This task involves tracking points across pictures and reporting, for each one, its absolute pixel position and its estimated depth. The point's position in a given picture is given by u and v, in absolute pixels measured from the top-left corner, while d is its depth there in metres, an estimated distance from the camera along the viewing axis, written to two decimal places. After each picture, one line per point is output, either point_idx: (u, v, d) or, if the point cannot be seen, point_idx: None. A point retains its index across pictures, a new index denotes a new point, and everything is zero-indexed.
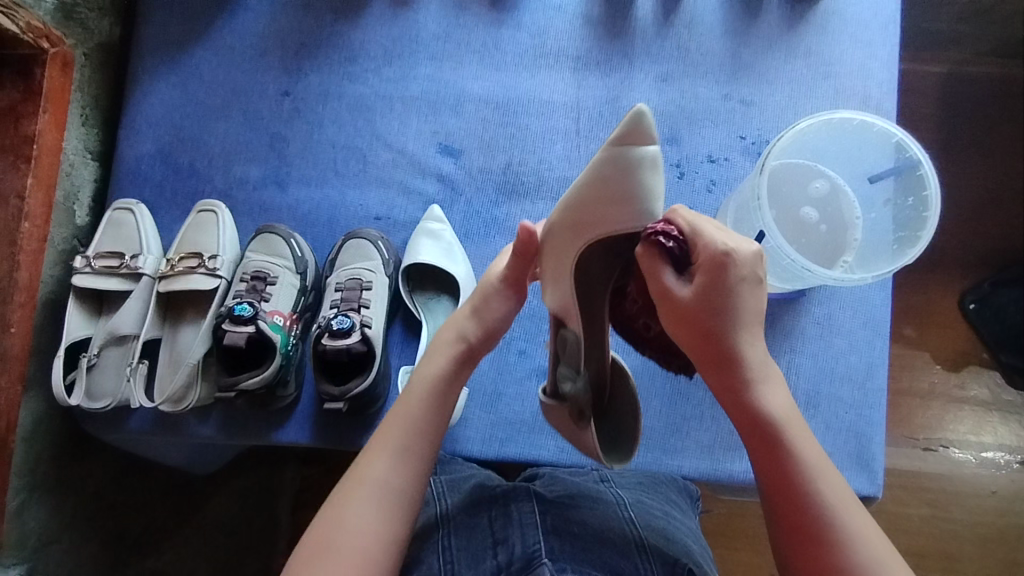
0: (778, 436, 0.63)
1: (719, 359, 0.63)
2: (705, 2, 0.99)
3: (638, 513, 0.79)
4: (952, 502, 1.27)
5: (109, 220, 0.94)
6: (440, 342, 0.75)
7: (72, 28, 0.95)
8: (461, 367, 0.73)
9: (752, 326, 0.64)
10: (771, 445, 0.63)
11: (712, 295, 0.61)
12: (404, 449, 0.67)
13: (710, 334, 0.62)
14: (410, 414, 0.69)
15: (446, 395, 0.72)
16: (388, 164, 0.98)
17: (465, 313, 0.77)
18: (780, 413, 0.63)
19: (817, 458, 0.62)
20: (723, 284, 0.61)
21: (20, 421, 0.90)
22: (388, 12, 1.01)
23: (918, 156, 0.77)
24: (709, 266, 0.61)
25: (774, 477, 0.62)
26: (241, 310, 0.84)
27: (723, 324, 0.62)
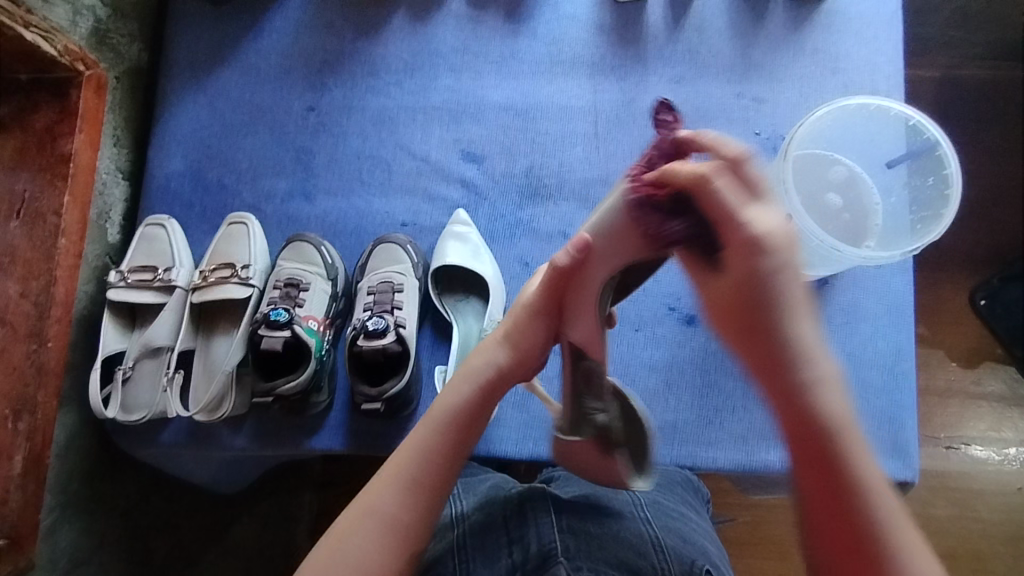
0: (835, 481, 0.51)
1: (777, 355, 0.50)
2: (712, 8, 1.03)
3: (653, 512, 0.78)
4: (978, 501, 1.26)
5: (143, 236, 0.97)
6: (469, 369, 0.70)
7: (105, 52, 0.99)
8: (479, 407, 0.68)
9: (803, 330, 0.50)
10: (823, 459, 0.52)
11: (760, 262, 0.48)
12: (415, 483, 0.63)
13: (763, 331, 0.50)
14: (424, 444, 0.65)
15: (467, 427, 0.67)
16: (412, 172, 1.00)
17: (494, 339, 0.71)
18: (832, 447, 0.51)
19: (881, 478, 0.53)
20: (785, 264, 0.48)
21: (54, 437, 0.90)
22: (407, 28, 1.05)
23: (936, 136, 0.81)
24: (745, 243, 0.48)
25: (829, 489, 0.52)
26: (277, 315, 0.85)
27: (785, 307, 0.49)
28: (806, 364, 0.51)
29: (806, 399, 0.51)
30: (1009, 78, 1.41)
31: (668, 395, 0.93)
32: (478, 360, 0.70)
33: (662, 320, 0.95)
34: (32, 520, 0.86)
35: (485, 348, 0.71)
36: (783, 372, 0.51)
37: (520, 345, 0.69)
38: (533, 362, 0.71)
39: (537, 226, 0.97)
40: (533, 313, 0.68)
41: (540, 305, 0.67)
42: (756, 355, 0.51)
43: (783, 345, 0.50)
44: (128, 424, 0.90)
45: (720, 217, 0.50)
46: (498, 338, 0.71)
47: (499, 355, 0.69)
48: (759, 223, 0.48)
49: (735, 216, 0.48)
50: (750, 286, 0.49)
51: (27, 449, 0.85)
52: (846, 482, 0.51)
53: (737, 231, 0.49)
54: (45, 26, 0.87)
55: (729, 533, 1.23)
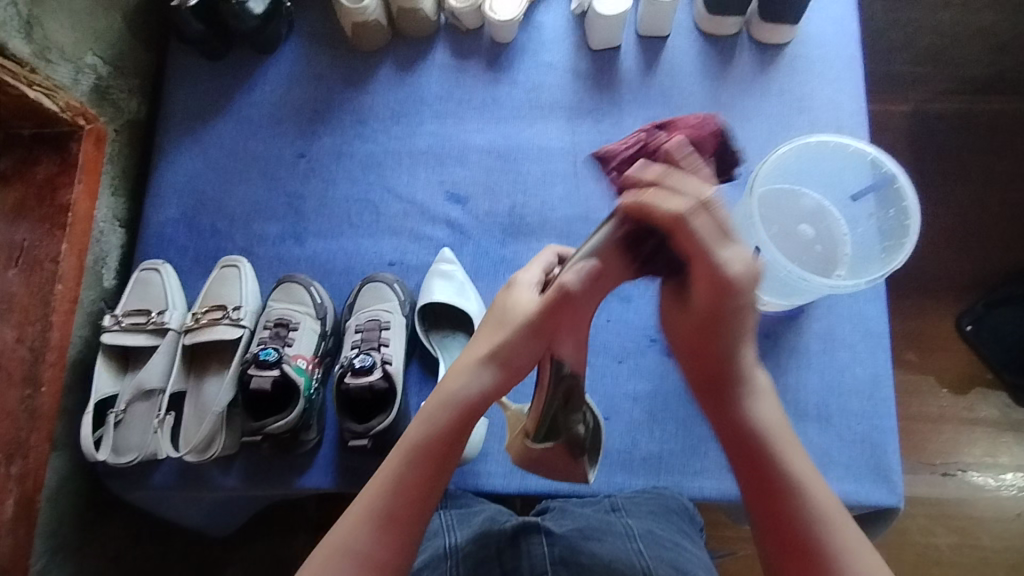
0: (762, 447, 0.62)
1: (720, 372, 0.63)
2: (683, 53, 1.08)
3: (647, 544, 0.77)
4: (978, 528, 1.25)
5: (137, 280, 1.00)
6: (442, 396, 0.66)
7: (105, 107, 1.04)
8: (457, 434, 0.65)
9: (750, 334, 0.61)
10: (758, 458, 0.62)
11: (728, 301, 0.58)
12: (390, 520, 0.62)
13: (715, 335, 0.60)
14: (394, 477, 0.64)
15: (443, 456, 0.65)
16: (400, 213, 1.04)
17: (474, 361, 0.66)
18: (769, 425, 0.63)
19: (814, 472, 0.62)
20: (738, 285, 0.57)
21: (46, 481, 0.91)
22: (394, 78, 1.11)
23: (893, 170, 0.85)
24: (714, 280, 0.58)
25: (770, 487, 0.61)
26: (266, 354, 0.88)
27: (735, 335, 0.60)
28: (743, 382, 0.63)
29: (742, 411, 0.63)
30: (979, 111, 1.46)
31: (653, 426, 0.94)
32: (457, 384, 0.66)
33: (645, 351, 0.97)
34: (23, 565, 0.87)
35: (466, 370, 0.66)
36: (726, 389, 0.63)
37: (510, 363, 0.65)
38: (520, 377, 0.67)
39: (520, 262, 1.00)
40: (531, 334, 0.64)
41: (538, 328, 0.64)
42: (705, 370, 0.63)
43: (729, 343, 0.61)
44: (118, 466, 0.91)
45: (694, 257, 0.58)
46: (483, 358, 0.66)
47: (483, 378, 0.65)
48: (731, 267, 0.57)
49: (711, 256, 0.57)
50: (717, 316, 0.59)
51: (18, 493, 0.86)
52: (777, 475, 0.61)
53: (706, 269, 0.58)
54: (48, 84, 0.92)
55: (728, 567, 1.22)
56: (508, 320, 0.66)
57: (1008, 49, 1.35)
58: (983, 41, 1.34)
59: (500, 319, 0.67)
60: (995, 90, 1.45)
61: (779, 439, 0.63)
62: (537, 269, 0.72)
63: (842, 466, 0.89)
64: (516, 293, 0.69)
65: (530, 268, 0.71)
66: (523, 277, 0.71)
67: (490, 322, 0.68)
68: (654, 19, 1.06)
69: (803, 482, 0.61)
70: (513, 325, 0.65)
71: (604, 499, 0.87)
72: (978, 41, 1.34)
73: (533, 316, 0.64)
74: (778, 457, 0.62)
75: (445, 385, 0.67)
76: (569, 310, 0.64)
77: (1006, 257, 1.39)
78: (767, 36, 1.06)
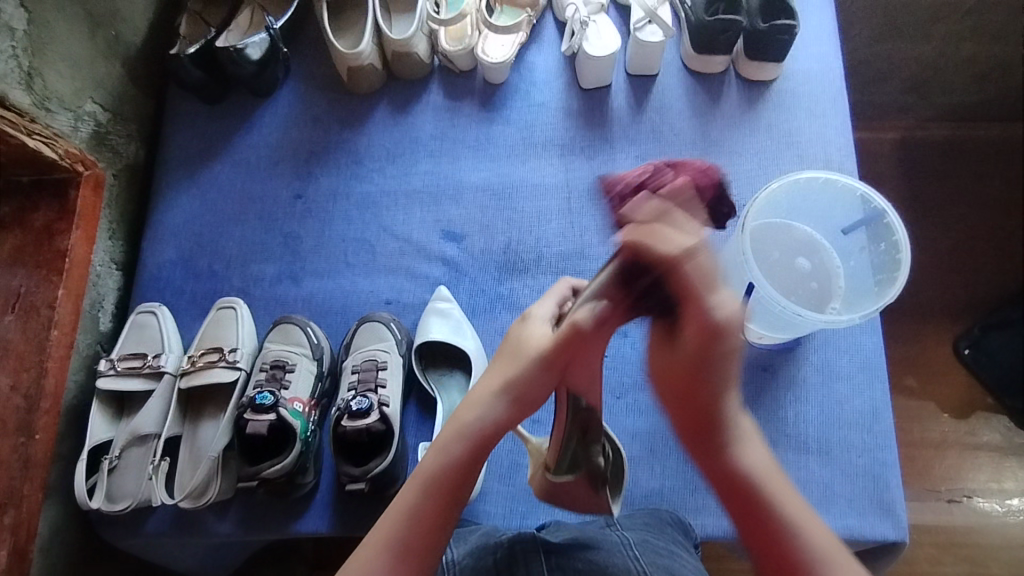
0: (751, 489, 0.62)
1: (706, 421, 0.63)
2: (671, 91, 1.10)
3: (644, 551, 0.75)
4: (987, 556, 1.23)
5: (134, 323, 1.00)
6: (457, 424, 0.67)
7: (104, 152, 1.05)
8: (471, 464, 0.65)
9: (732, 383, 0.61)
10: (750, 499, 0.62)
11: (718, 345, 0.57)
12: (406, 549, 0.62)
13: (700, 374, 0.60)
14: (408, 503, 0.64)
15: (457, 486, 0.65)
16: (395, 252, 1.05)
17: (490, 391, 0.67)
18: (757, 469, 0.63)
19: (804, 513, 0.61)
20: (716, 335, 0.57)
21: (39, 531, 0.90)
22: (389, 119, 1.13)
23: (882, 206, 0.86)
24: (703, 325, 0.57)
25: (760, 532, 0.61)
26: (262, 399, 0.87)
27: (721, 378, 0.60)
28: (728, 429, 0.63)
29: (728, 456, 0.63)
30: (965, 137, 1.48)
31: (653, 462, 0.93)
32: (471, 415, 0.67)
33: (643, 387, 0.97)
34: None
35: (480, 401, 0.68)
36: (712, 433, 0.63)
37: (522, 397, 0.67)
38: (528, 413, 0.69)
39: (516, 299, 1.01)
40: (544, 368, 0.66)
41: (550, 363, 0.66)
42: (688, 414, 0.63)
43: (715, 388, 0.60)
44: (112, 514, 0.90)
45: (687, 299, 0.57)
46: (497, 390, 0.67)
47: (497, 409, 0.67)
48: (721, 311, 0.56)
49: (705, 303, 0.56)
50: (705, 358, 0.58)
51: (11, 543, 0.85)
52: (771, 521, 0.60)
53: (698, 312, 0.57)
54: (48, 132, 0.94)
55: None
56: (521, 353, 0.68)
57: (991, 78, 1.38)
58: (967, 70, 1.37)
59: (516, 351, 0.68)
60: (981, 117, 1.48)
61: (771, 487, 0.62)
62: (550, 303, 0.73)
63: (844, 501, 0.88)
64: (532, 327, 0.70)
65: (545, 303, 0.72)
66: (537, 311, 0.72)
67: (506, 354, 0.69)
68: (642, 60, 1.08)
69: (798, 528, 0.60)
70: (527, 356, 0.67)
71: (599, 519, 0.86)
72: (961, 71, 1.37)
73: (546, 349, 0.66)
74: (769, 504, 0.61)
75: (459, 415, 0.68)
76: (579, 347, 0.65)
77: (1000, 280, 1.40)
78: (754, 74, 1.09)
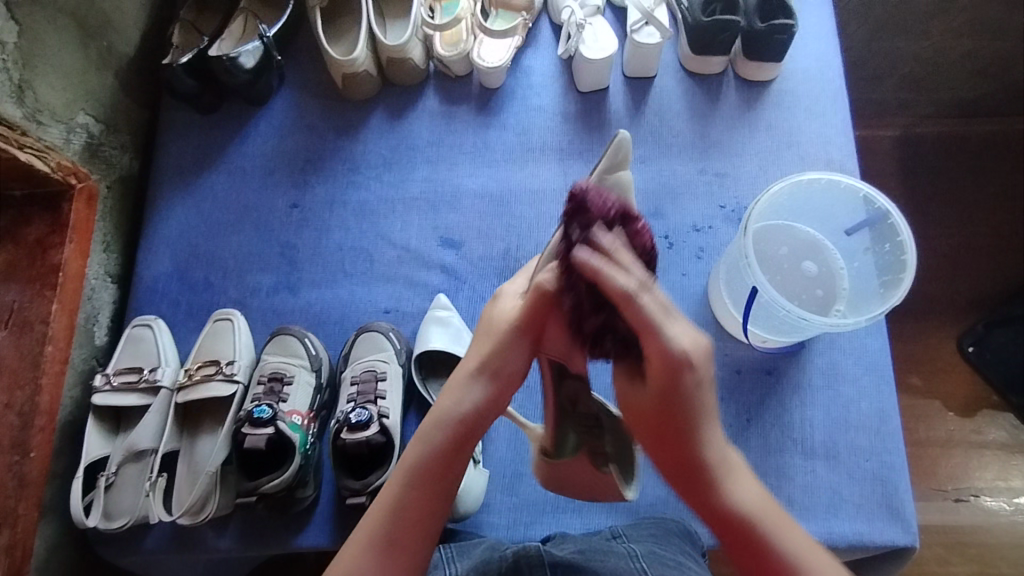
0: (750, 532, 0.60)
1: (687, 467, 0.61)
2: (670, 93, 1.09)
3: (651, 563, 0.74)
4: (996, 556, 1.21)
5: (130, 337, 0.98)
6: (437, 412, 0.68)
7: (97, 164, 1.04)
8: (455, 454, 0.66)
9: (711, 419, 0.61)
10: (751, 542, 0.60)
11: (684, 374, 0.58)
12: (391, 545, 0.63)
13: (676, 423, 0.60)
14: (392, 495, 0.65)
15: (441, 476, 0.65)
16: (393, 260, 1.03)
17: (468, 372, 0.69)
18: (755, 508, 0.61)
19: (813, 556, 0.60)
20: (682, 378, 0.58)
21: (34, 551, 0.88)
22: (385, 125, 1.12)
23: (886, 206, 0.84)
24: (665, 356, 0.57)
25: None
26: (260, 412, 0.85)
27: (693, 422, 0.60)
28: (715, 470, 0.61)
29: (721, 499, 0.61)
30: (965, 133, 1.47)
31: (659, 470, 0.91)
32: (451, 400, 0.68)
33: None
34: None
35: (458, 386, 0.68)
36: (696, 478, 0.61)
37: (500, 374, 0.68)
38: (512, 391, 0.70)
39: None
40: (516, 335, 0.68)
41: (521, 330, 0.67)
42: (669, 460, 0.62)
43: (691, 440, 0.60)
44: (109, 532, 0.88)
45: (642, 330, 0.57)
46: (473, 372, 0.68)
47: (475, 391, 0.68)
48: (682, 340, 0.57)
49: (661, 334, 0.57)
50: (672, 396, 0.59)
51: (6, 563, 0.84)
52: (776, 564, 0.59)
53: (658, 344, 0.57)
54: (40, 145, 0.93)
55: None
56: (491, 329, 0.70)
57: (988, 74, 1.38)
58: (964, 67, 1.36)
59: (486, 329, 0.71)
60: (980, 113, 1.47)
61: (768, 522, 0.61)
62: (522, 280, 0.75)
63: (853, 506, 0.87)
64: (503, 302, 0.73)
65: (517, 280, 0.75)
66: (508, 289, 0.74)
67: (481, 335, 0.71)
68: (640, 62, 1.07)
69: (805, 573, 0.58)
70: (498, 330, 0.69)
71: (605, 530, 0.84)
72: (960, 68, 1.36)
73: (516, 318, 0.68)
74: (777, 554, 0.59)
75: (440, 402, 0.69)
76: (548, 309, 0.65)
77: (1003, 277, 1.39)
78: (752, 74, 1.08)
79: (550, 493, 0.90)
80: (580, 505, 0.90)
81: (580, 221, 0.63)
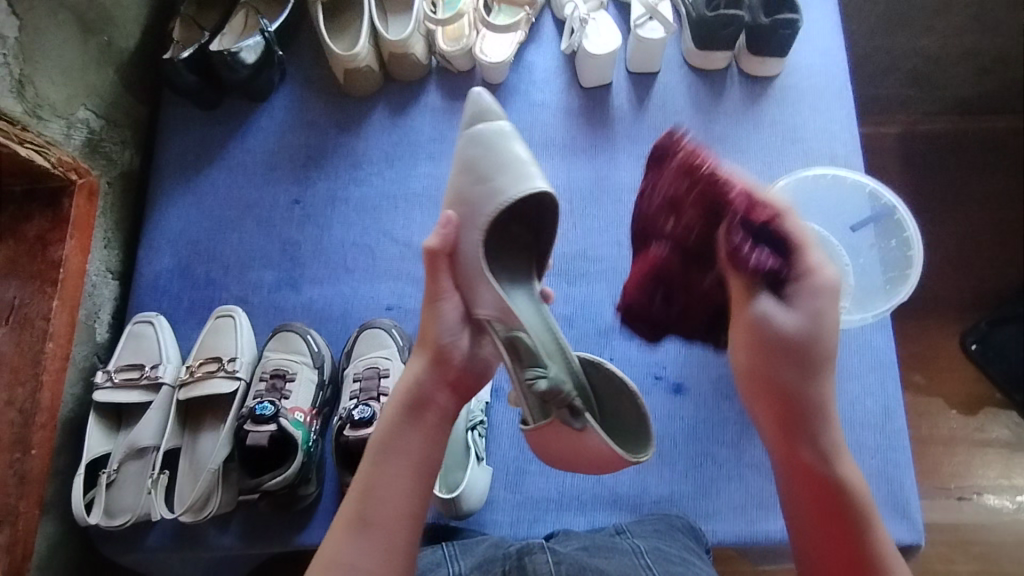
0: (823, 473, 0.72)
1: (791, 402, 0.73)
2: (673, 88, 1.09)
3: (656, 560, 0.74)
4: (999, 554, 1.21)
5: (131, 334, 0.98)
6: (392, 393, 0.72)
7: (98, 160, 1.03)
8: (410, 427, 0.69)
9: (826, 366, 0.74)
10: (824, 482, 0.72)
11: (807, 327, 0.73)
12: (365, 523, 0.65)
13: (793, 355, 0.73)
14: (364, 476, 0.68)
15: (403, 450, 0.68)
16: (395, 256, 1.03)
17: (411, 354, 0.73)
18: (840, 464, 0.72)
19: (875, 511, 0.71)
20: (816, 311, 0.73)
21: (35, 549, 0.88)
22: (387, 121, 1.11)
23: (892, 202, 0.86)
24: (813, 288, 0.74)
25: (834, 515, 0.71)
26: (262, 409, 0.85)
27: (814, 362, 0.73)
28: (817, 414, 0.73)
29: (807, 437, 0.73)
30: (968, 130, 1.46)
31: (663, 467, 0.90)
32: (400, 380, 0.72)
33: (651, 390, 0.94)
34: None
35: (407, 367, 0.73)
36: (792, 414, 0.73)
37: (430, 342, 0.70)
38: (452, 353, 0.70)
39: None
40: (429, 306, 0.70)
41: (431, 295, 0.70)
42: (768, 398, 0.75)
43: (804, 373, 0.73)
44: (111, 529, 0.88)
45: (801, 266, 0.75)
46: (414, 351, 0.73)
47: (415, 366, 0.71)
48: (826, 276, 0.74)
49: (811, 269, 0.74)
50: (807, 330, 0.73)
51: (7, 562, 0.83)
52: (850, 504, 0.70)
53: (806, 275, 0.75)
54: (41, 140, 0.92)
55: None
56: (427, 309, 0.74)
57: (992, 71, 1.37)
58: (968, 63, 1.35)
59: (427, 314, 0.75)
60: (984, 110, 1.46)
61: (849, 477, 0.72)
62: None
63: None
64: None
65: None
66: None
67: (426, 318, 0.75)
68: (643, 57, 1.06)
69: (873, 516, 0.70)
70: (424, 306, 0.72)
71: (608, 527, 0.84)
72: (964, 64, 1.35)
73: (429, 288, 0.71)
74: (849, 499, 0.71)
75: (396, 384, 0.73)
76: (448, 268, 0.69)
77: (1006, 274, 1.38)
78: (756, 69, 1.07)
79: (553, 491, 0.90)
80: (583, 502, 0.89)
81: (708, 177, 0.82)
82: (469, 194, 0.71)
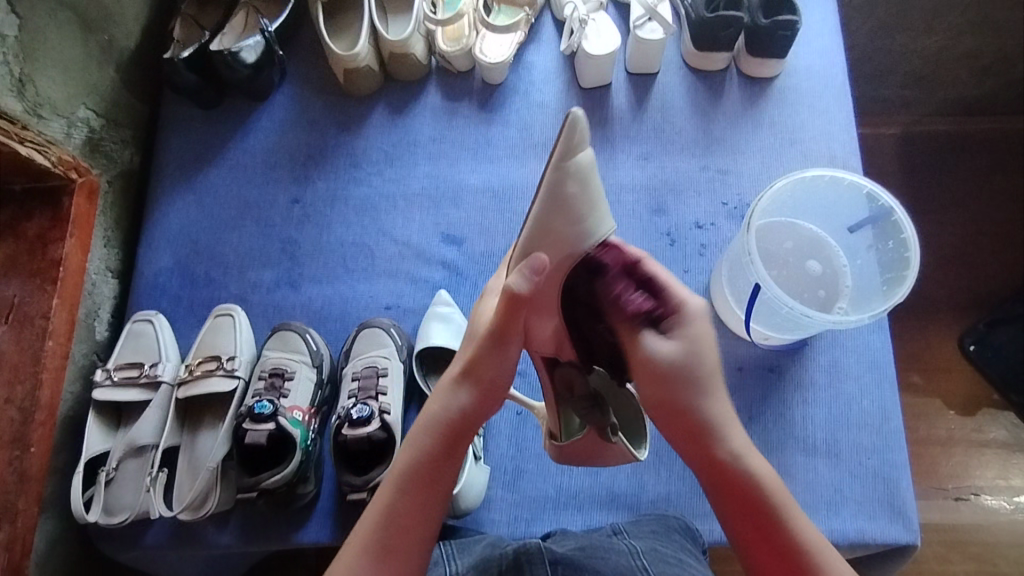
0: (754, 495, 0.62)
1: (698, 428, 0.63)
2: (672, 89, 1.09)
3: (652, 560, 0.74)
4: (996, 555, 1.21)
5: (130, 332, 0.98)
6: (423, 417, 0.68)
7: (98, 159, 1.04)
8: (446, 457, 0.66)
9: (716, 378, 0.63)
10: (756, 508, 0.62)
11: (684, 358, 0.62)
12: (383, 550, 0.62)
13: (681, 381, 0.62)
14: (384, 500, 0.64)
15: (433, 480, 0.65)
16: (394, 256, 1.03)
17: (451, 379, 0.68)
18: (768, 482, 0.63)
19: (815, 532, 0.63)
20: (691, 342, 0.62)
21: (34, 546, 0.88)
22: (386, 120, 1.11)
23: (890, 203, 0.84)
24: (679, 316, 0.63)
25: (769, 546, 0.61)
26: (261, 408, 0.85)
27: (696, 387, 0.62)
28: (720, 432, 0.63)
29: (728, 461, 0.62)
30: (967, 131, 1.47)
31: (660, 467, 0.90)
32: (438, 405, 0.67)
33: None
34: None
35: (444, 390, 0.68)
36: (707, 439, 0.63)
37: (485, 380, 0.66)
38: (501, 392, 0.67)
39: None
40: (494, 345, 0.64)
41: (495, 336, 0.64)
42: (680, 426, 0.63)
43: (695, 398, 0.62)
44: (110, 527, 0.88)
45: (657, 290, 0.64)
46: (458, 378, 0.67)
47: (461, 396, 0.66)
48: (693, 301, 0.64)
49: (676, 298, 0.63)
50: (680, 359, 0.62)
51: (6, 559, 0.84)
52: (780, 535, 0.61)
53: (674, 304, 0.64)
54: (40, 140, 0.92)
55: None
56: (475, 332, 0.70)
57: (991, 72, 1.37)
58: (966, 65, 1.35)
59: (471, 335, 0.70)
60: (982, 112, 1.46)
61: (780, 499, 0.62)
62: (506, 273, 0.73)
63: (855, 504, 0.87)
64: (485, 304, 0.72)
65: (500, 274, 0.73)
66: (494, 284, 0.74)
67: (471, 337, 0.70)
68: (643, 57, 1.07)
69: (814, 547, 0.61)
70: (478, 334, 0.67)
71: (606, 526, 0.84)
72: (963, 66, 1.36)
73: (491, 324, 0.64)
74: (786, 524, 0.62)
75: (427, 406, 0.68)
76: (521, 314, 0.62)
77: (1004, 276, 1.38)
78: (754, 70, 1.07)
79: (551, 490, 0.90)
80: (580, 502, 0.90)
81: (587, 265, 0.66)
82: (558, 236, 0.61)
